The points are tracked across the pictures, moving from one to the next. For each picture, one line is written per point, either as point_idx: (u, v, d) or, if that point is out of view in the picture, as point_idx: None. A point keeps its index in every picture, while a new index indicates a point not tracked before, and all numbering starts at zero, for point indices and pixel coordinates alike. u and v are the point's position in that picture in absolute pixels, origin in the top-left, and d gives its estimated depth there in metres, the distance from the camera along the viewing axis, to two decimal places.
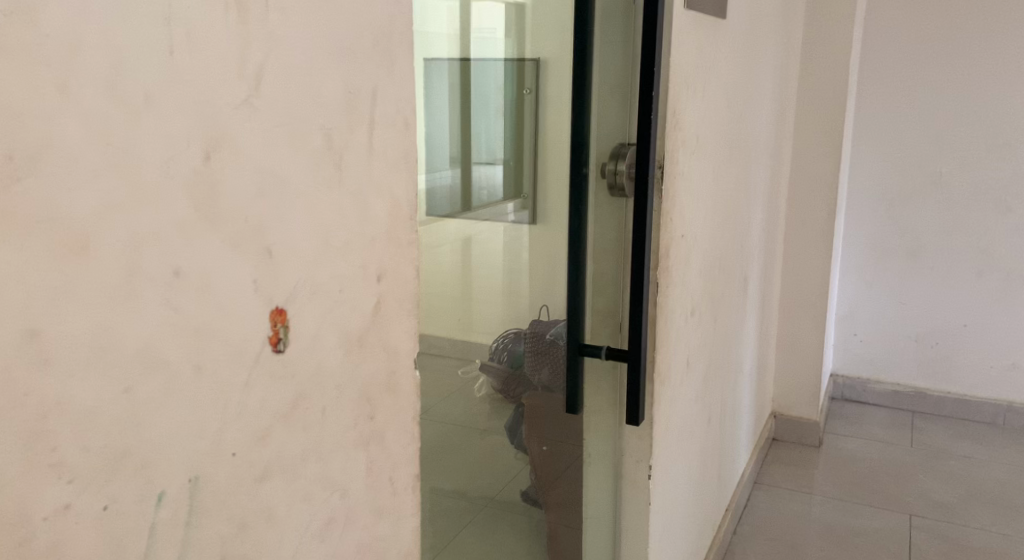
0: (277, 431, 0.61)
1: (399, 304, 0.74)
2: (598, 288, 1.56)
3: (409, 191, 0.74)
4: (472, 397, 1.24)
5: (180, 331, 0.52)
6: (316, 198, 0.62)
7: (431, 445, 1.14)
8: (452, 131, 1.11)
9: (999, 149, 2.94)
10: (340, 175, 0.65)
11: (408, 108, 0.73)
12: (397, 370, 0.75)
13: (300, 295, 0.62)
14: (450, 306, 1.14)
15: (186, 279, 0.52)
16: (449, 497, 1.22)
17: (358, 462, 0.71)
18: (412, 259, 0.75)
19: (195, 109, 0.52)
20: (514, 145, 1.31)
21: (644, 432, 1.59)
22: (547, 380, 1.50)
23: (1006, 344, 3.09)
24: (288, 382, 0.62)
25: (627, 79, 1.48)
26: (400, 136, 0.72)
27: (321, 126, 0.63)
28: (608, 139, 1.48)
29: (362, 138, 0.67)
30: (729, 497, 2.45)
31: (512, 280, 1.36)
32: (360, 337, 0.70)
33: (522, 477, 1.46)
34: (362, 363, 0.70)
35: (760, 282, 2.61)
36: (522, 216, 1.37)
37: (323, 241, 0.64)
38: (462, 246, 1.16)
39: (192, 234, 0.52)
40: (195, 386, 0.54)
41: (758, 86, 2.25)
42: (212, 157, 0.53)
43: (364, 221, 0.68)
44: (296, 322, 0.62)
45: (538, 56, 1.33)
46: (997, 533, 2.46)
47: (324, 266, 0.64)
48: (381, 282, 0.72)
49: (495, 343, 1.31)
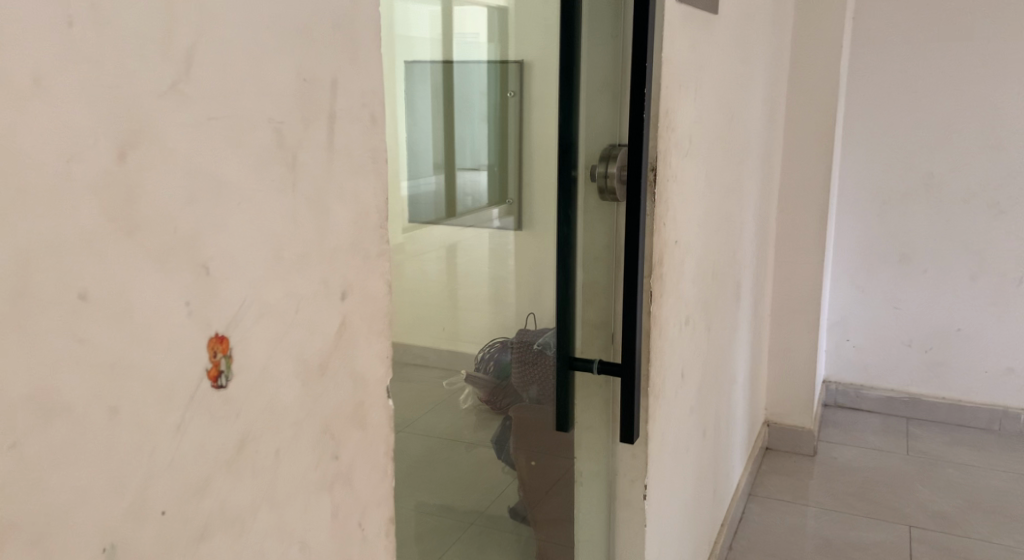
0: (220, 480, 0.52)
1: (367, 324, 0.65)
2: (588, 298, 1.47)
3: (379, 196, 0.65)
4: (457, 408, 1.14)
5: (89, 365, 0.43)
6: (264, 205, 0.53)
7: (420, 464, 1.04)
8: (436, 136, 1.01)
9: (992, 150, 2.88)
10: (294, 177, 0.56)
11: (375, 102, 0.64)
12: (366, 400, 0.66)
13: (246, 318, 0.53)
14: (435, 315, 1.03)
15: (98, 304, 0.43)
16: (436, 514, 1.10)
17: (321, 508, 0.62)
18: (382, 273, 0.66)
19: (105, 97, 0.43)
20: (499, 147, 1.20)
21: (639, 450, 1.51)
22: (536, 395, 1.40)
23: (1002, 349, 3.02)
24: (232, 423, 0.52)
25: (618, 75, 1.39)
26: (366, 133, 0.63)
27: (271, 121, 0.53)
28: (597, 139, 1.39)
29: (321, 135, 0.58)
30: (725, 511, 2.37)
31: (498, 289, 1.24)
32: (322, 365, 0.60)
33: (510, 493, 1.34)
34: (323, 395, 0.61)
35: (752, 289, 2.52)
36: (507, 222, 1.25)
37: (273, 255, 0.54)
38: (447, 254, 1.06)
39: (105, 248, 0.43)
40: (110, 434, 0.44)
41: (750, 86, 2.17)
42: (130, 155, 0.44)
43: (325, 232, 0.59)
44: (242, 351, 0.53)
45: (523, 59, 1.23)
46: (998, 544, 2.38)
47: (275, 284, 0.55)
48: (347, 300, 0.62)
49: (481, 352, 1.21)
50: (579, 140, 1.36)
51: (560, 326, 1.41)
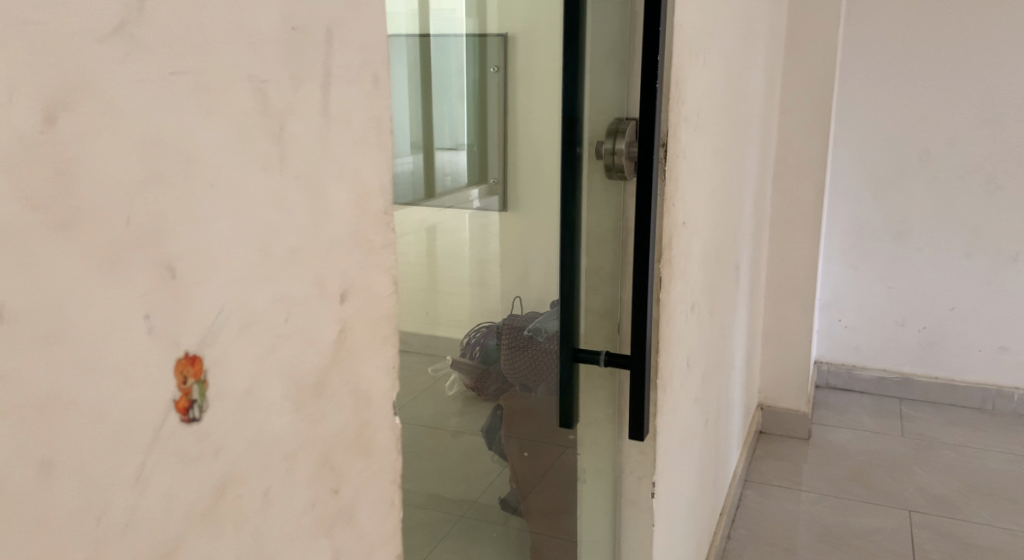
0: (194, 540, 0.41)
1: (370, 330, 0.54)
2: (594, 285, 1.34)
3: (382, 175, 0.54)
4: (442, 397, 0.99)
5: (18, 405, 0.32)
6: (245, 187, 0.42)
7: (411, 464, 0.92)
8: (413, 111, 0.87)
9: (988, 124, 2.78)
10: (281, 154, 0.44)
11: (377, 58, 0.52)
12: (371, 420, 0.55)
13: (224, 331, 0.41)
14: (418, 299, 0.91)
15: (20, 321, 0.32)
16: (426, 515, 0.97)
17: (321, 554, 0.51)
18: (387, 268, 0.55)
19: (25, 37, 0.31)
20: (479, 124, 1.05)
21: (648, 446, 1.40)
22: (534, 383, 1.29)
23: (996, 328, 2.95)
24: (209, 466, 0.41)
25: (626, 43, 1.26)
26: (369, 98, 0.52)
27: (251, 76, 0.42)
28: (604, 113, 1.26)
29: (315, 100, 0.46)
30: (723, 500, 2.27)
31: (482, 274, 1.10)
32: (319, 384, 0.49)
33: (500, 482, 1.20)
34: (321, 421, 0.50)
35: (749, 271, 2.42)
36: (490, 202, 1.10)
37: (259, 251, 0.43)
38: (428, 238, 0.92)
39: (27, 245, 0.32)
40: (44, 495, 0.33)
41: (752, 57, 2.05)
42: (62, 118, 0.33)
43: (320, 221, 0.48)
44: (222, 375, 0.41)
45: (504, 32, 1.09)
46: (1000, 528, 2.30)
47: (258, 285, 0.43)
48: (346, 302, 0.51)
49: (466, 336, 1.07)
50: (585, 113, 1.23)
51: (562, 312, 1.28)
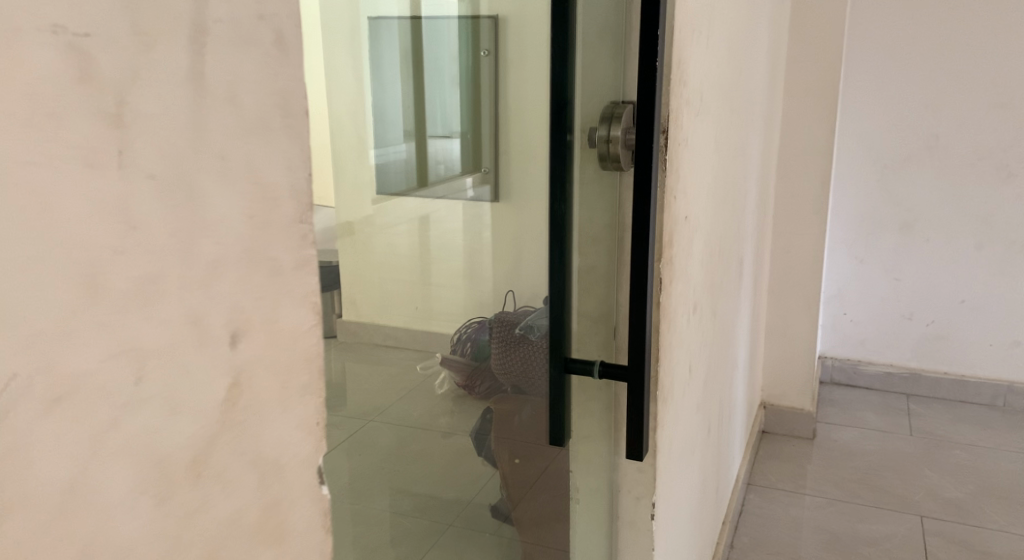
0: None
1: (280, 376, 0.40)
2: (584, 287, 1.16)
3: (297, 171, 0.40)
4: (431, 396, 0.86)
5: None
6: (53, 190, 0.28)
7: (397, 471, 0.78)
8: (409, 95, 0.76)
9: (1000, 108, 2.64)
10: (121, 140, 0.31)
11: (282, 14, 0.38)
12: (285, 496, 0.41)
13: (23, 411, 0.28)
14: (406, 293, 0.77)
15: None
16: (409, 541, 0.83)
17: None
18: (306, 292, 0.41)
19: None
20: (471, 104, 0.90)
21: (648, 465, 1.21)
22: (522, 383, 1.09)
23: (1006, 321, 2.81)
24: None
25: (622, 20, 1.07)
26: (272, 66, 0.38)
27: (57, 30, 0.28)
28: (596, 95, 1.08)
29: (179, 67, 0.33)
30: (726, 506, 2.13)
31: (473, 272, 0.95)
32: (200, 457, 0.36)
33: (490, 487, 1.04)
34: (203, 509, 0.36)
35: (752, 266, 2.27)
36: (482, 191, 0.95)
37: (88, 286, 0.30)
38: (421, 228, 0.80)
39: None
40: None
41: (755, 37, 1.90)
42: None
43: (194, 234, 0.34)
44: (21, 475, 0.28)
45: (495, 12, 0.92)
46: (1015, 534, 2.16)
47: (84, 335, 0.30)
48: (243, 343, 0.37)
49: (457, 331, 0.92)
50: (574, 95, 1.05)
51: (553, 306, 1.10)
